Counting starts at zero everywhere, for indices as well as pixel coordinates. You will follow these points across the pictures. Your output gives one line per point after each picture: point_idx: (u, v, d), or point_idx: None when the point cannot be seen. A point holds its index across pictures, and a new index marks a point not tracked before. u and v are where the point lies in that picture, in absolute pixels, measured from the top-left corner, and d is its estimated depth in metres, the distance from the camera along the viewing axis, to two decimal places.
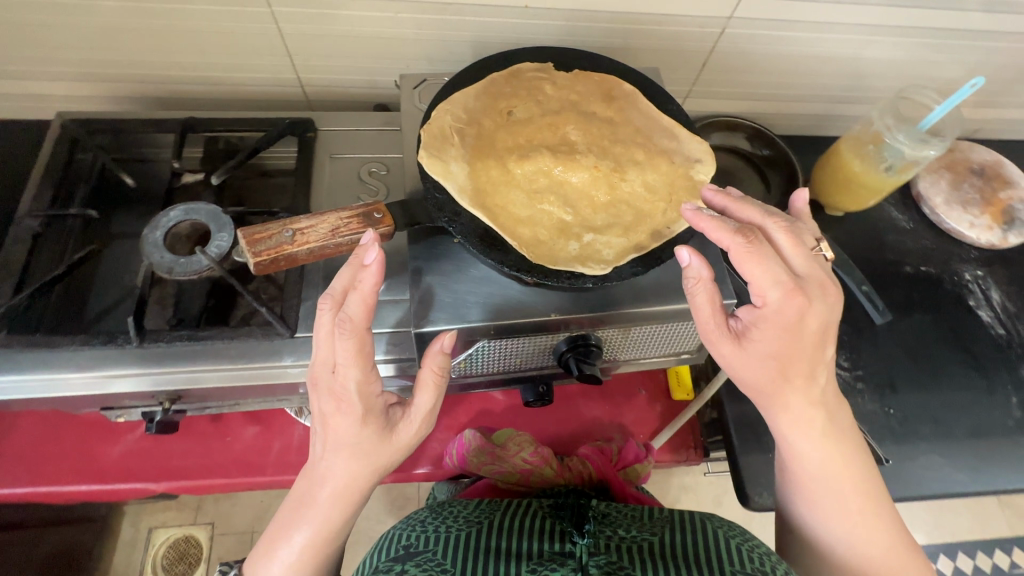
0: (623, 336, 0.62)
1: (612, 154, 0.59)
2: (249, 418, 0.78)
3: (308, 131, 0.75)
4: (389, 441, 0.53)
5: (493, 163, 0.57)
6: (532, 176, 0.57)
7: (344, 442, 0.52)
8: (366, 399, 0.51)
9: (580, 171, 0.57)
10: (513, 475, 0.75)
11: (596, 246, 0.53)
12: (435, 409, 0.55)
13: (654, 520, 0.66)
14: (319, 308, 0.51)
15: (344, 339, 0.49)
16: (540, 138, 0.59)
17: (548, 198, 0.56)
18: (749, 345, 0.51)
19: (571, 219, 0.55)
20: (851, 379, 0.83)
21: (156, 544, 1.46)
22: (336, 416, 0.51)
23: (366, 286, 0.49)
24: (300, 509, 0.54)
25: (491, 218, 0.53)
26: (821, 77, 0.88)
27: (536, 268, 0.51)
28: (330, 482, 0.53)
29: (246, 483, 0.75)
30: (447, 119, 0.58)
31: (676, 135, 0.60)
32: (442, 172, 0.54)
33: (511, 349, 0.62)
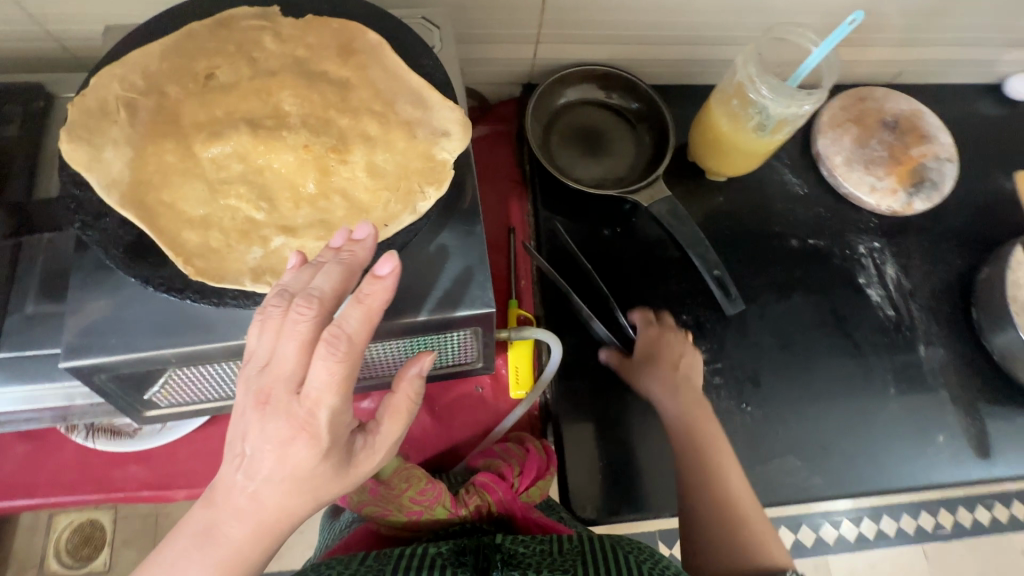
0: (362, 352, 0.51)
1: (337, 128, 0.46)
2: (20, 433, 0.70)
3: (35, 101, 0.62)
4: (343, 477, 0.41)
5: (171, 145, 0.44)
6: (222, 161, 0.45)
7: (284, 483, 0.38)
8: (336, 431, 0.38)
9: (282, 153, 0.45)
10: (399, 516, 0.68)
11: (284, 252, 0.43)
12: (398, 442, 0.45)
13: (564, 552, 0.60)
14: (296, 311, 0.37)
15: (334, 359, 0.36)
16: (244, 108, 0.46)
17: (238, 189, 0.44)
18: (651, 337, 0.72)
19: (262, 217, 0.44)
20: (707, 373, 0.74)
21: (59, 527, 1.43)
22: (287, 446, 0.37)
23: (376, 301, 0.38)
24: (196, 554, 0.39)
25: (145, 221, 0.41)
26: (690, 15, 0.73)
27: (192, 284, 0.41)
28: (250, 524, 0.39)
29: (17, 506, 0.68)
30: (114, 87, 0.45)
31: (424, 100, 0.48)
32: (85, 161, 0.42)
33: (221, 372, 0.51)
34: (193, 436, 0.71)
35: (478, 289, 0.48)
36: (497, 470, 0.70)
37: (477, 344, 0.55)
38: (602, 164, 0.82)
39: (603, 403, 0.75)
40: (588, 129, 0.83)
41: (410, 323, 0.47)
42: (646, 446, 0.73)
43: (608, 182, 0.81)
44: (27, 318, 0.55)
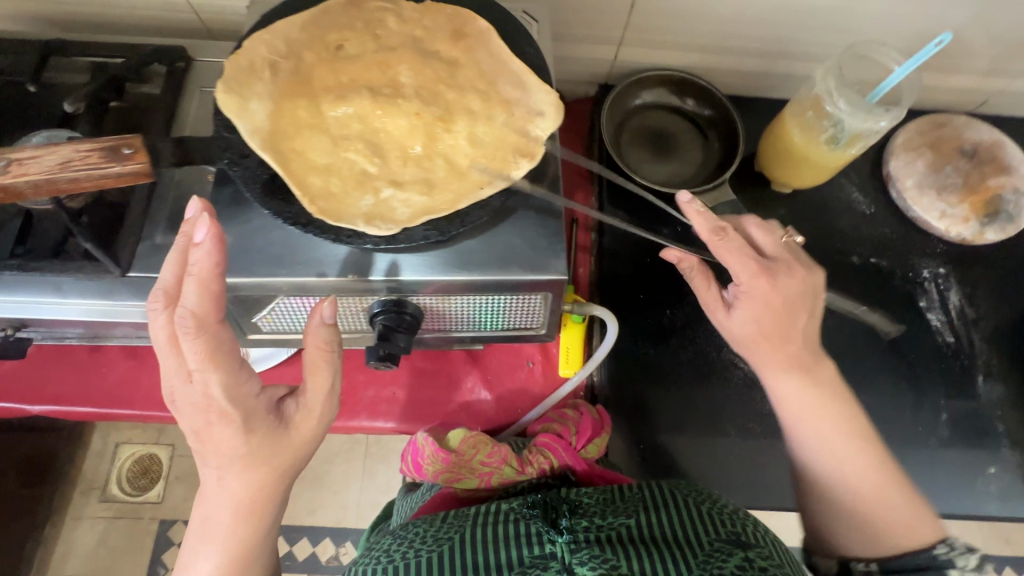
0: (447, 305, 0.57)
1: (444, 101, 0.52)
2: (126, 352, 0.79)
3: (177, 61, 0.71)
4: (280, 438, 0.54)
5: (304, 103, 0.51)
6: (345, 121, 0.52)
7: (230, 455, 0.52)
8: (241, 405, 0.51)
9: (397, 118, 0.51)
10: (473, 481, 0.73)
11: (391, 204, 0.49)
12: (332, 392, 0.56)
13: (625, 499, 0.65)
14: (152, 309, 0.50)
15: (191, 338, 0.48)
16: (366, 77, 0.53)
17: (356, 145, 0.51)
18: (735, 314, 0.57)
19: (375, 171, 0.50)
20: (753, 375, 0.76)
21: (122, 457, 1.56)
22: (212, 429, 0.51)
23: (203, 266, 0.47)
24: (208, 530, 0.55)
25: (280, 164, 0.48)
26: (773, 28, 0.76)
27: (314, 222, 0.47)
28: (229, 496, 0.54)
29: (117, 414, 0.77)
30: (261, 50, 0.52)
31: (523, 83, 0.53)
32: (236, 109, 0.49)
33: (324, 305, 0.57)
34: (269, 373, 0.77)
35: (551, 257, 0.52)
36: (556, 431, 0.74)
37: (545, 311, 0.59)
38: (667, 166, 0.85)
39: (648, 395, 0.75)
40: (656, 131, 0.87)
41: (497, 281, 0.52)
42: (688, 441, 0.74)
43: (671, 180, 0.84)
44: (157, 246, 0.63)
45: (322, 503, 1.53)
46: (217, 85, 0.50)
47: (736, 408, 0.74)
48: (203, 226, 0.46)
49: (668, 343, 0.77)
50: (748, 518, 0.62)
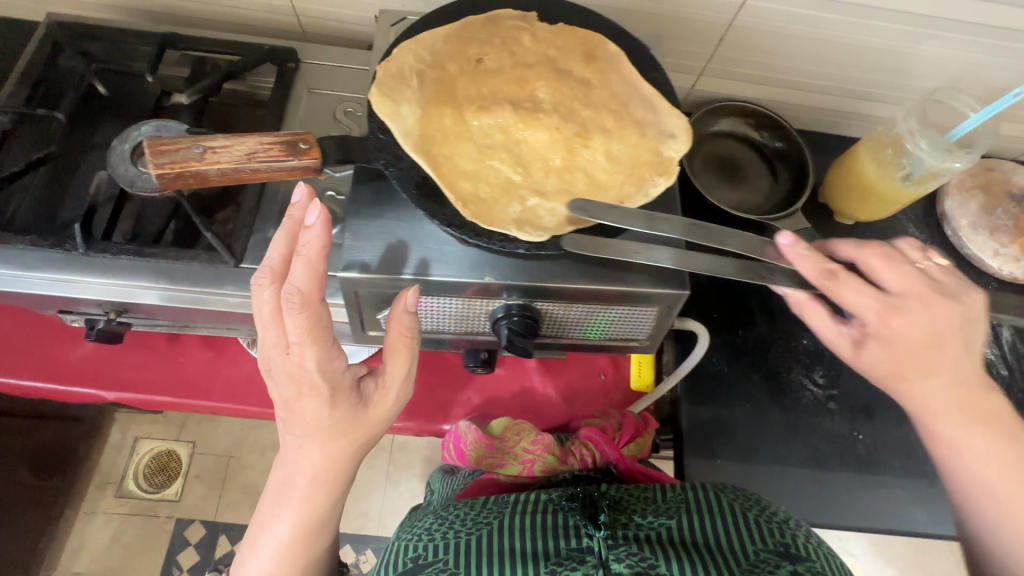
0: (565, 313, 0.59)
1: (579, 118, 0.56)
2: (204, 343, 0.79)
3: (288, 62, 0.73)
4: (363, 414, 0.53)
5: (450, 111, 0.54)
6: (488, 130, 0.55)
7: (314, 426, 0.52)
8: (331, 378, 0.51)
9: (538, 130, 0.55)
10: (514, 467, 0.77)
11: (538, 211, 0.51)
12: (408, 376, 0.55)
13: (669, 502, 0.66)
14: (260, 287, 0.51)
15: (296, 313, 0.49)
16: (506, 91, 0.57)
17: (500, 154, 0.54)
18: (863, 351, 0.55)
19: (519, 179, 0.53)
20: (822, 398, 0.78)
21: (140, 452, 1.52)
22: (301, 399, 0.51)
23: (312, 249, 0.50)
24: (285, 498, 0.55)
25: (432, 167, 0.50)
26: (849, 68, 0.81)
27: (469, 225, 0.49)
28: (307, 467, 0.53)
29: (192, 405, 0.77)
30: (409, 59, 0.54)
31: (654, 106, 0.55)
32: (390, 112, 0.50)
33: (446, 308, 0.59)
34: None
35: (673, 272, 0.55)
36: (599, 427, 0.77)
37: (653, 325, 0.60)
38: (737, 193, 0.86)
39: (725, 412, 0.77)
40: (728, 161, 0.88)
41: (623, 293, 0.55)
42: (763, 460, 0.75)
43: (739, 208, 0.86)
44: (268, 240, 0.64)
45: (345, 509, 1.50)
46: (370, 89, 0.51)
47: (806, 428, 0.77)
48: (319, 211, 0.49)
49: (741, 362, 0.80)
50: (798, 529, 0.61)
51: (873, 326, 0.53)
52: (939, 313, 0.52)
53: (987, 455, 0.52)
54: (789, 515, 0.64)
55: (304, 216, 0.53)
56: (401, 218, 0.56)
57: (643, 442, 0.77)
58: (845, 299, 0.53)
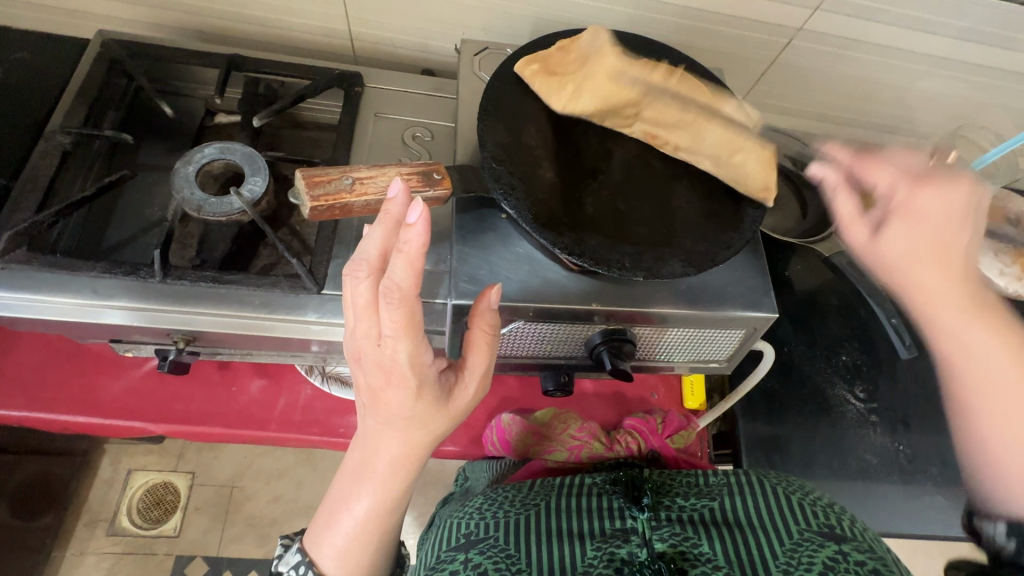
0: (657, 336, 0.61)
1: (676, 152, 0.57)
2: (256, 370, 0.76)
3: (355, 86, 0.73)
4: (444, 408, 0.51)
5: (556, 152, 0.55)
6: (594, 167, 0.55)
7: (397, 416, 0.50)
8: (419, 373, 0.48)
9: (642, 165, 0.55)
10: (562, 454, 0.76)
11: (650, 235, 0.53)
12: (488, 370, 0.53)
13: (711, 484, 0.67)
14: (354, 276, 0.46)
15: (393, 309, 0.44)
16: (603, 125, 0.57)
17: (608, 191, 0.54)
18: (886, 234, 0.55)
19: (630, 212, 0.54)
20: (863, 411, 0.82)
21: (134, 485, 1.43)
22: (387, 390, 0.48)
23: (413, 250, 0.42)
24: (362, 478, 0.55)
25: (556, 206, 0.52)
26: (874, 103, 0.88)
27: (588, 253, 0.50)
28: (387, 452, 0.53)
29: (246, 436, 0.74)
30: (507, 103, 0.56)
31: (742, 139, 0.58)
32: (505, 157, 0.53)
33: (542, 333, 0.60)
34: None
35: (762, 295, 0.58)
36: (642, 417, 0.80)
37: (735, 346, 0.63)
38: (773, 218, 0.91)
39: (777, 426, 0.80)
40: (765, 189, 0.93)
41: (719, 316, 0.57)
42: (817, 474, 0.78)
43: (774, 233, 0.90)
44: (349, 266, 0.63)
45: None
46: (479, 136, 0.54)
47: (853, 441, 0.80)
48: (423, 208, 0.41)
49: (790, 378, 0.83)
50: (840, 510, 0.62)
51: (895, 201, 0.56)
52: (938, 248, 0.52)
53: (987, 344, 0.50)
54: (831, 500, 0.64)
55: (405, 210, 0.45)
56: (504, 244, 0.57)
57: (688, 434, 0.80)
58: (870, 175, 0.59)
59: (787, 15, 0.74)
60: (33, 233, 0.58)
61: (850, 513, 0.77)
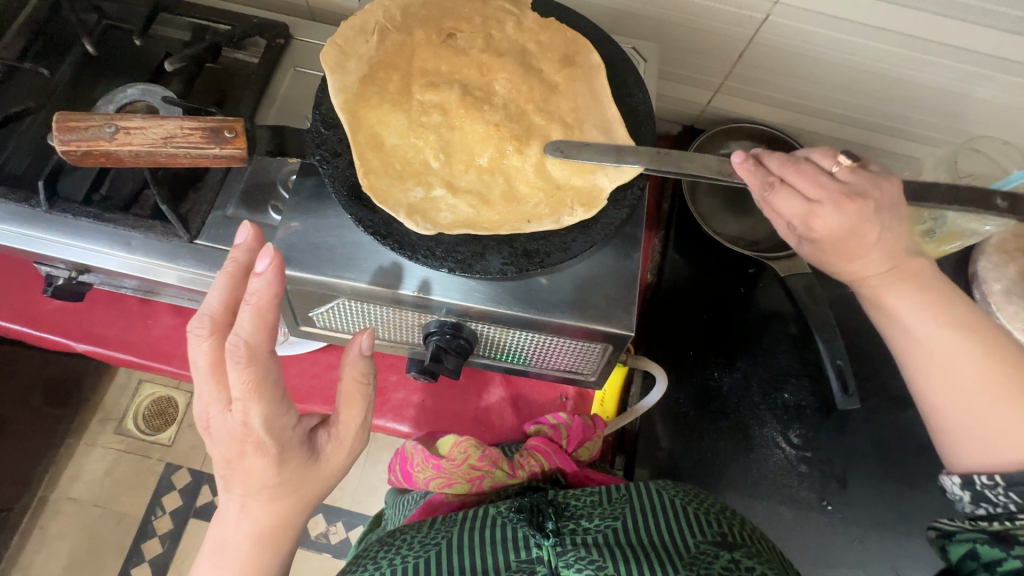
0: (505, 337, 0.55)
1: (529, 121, 0.51)
2: (174, 309, 0.80)
3: (277, 38, 0.72)
4: (313, 468, 0.52)
5: (396, 78, 0.51)
6: (428, 107, 0.51)
7: (258, 485, 0.49)
8: (278, 434, 0.49)
9: (476, 122, 0.50)
10: (464, 486, 0.69)
11: (438, 204, 0.48)
12: (363, 423, 0.55)
13: (613, 501, 0.62)
14: (198, 337, 0.48)
15: (241, 368, 0.45)
16: (463, 72, 0.52)
17: (428, 135, 0.50)
18: (822, 203, 0.46)
19: (435, 166, 0.50)
20: (793, 458, 0.72)
21: (141, 394, 1.60)
22: (246, 459, 0.48)
23: (264, 301, 0.46)
24: (223, 562, 0.51)
25: (351, 127, 0.48)
26: (882, 101, 0.72)
27: (396, 235, 0.46)
28: (251, 525, 0.51)
29: (155, 367, 0.79)
30: (376, 15, 0.52)
31: (611, 130, 0.50)
32: (333, 63, 0.49)
33: (376, 313, 0.55)
34: (303, 357, 0.77)
35: (621, 309, 0.51)
36: (545, 435, 0.72)
37: (601, 361, 0.56)
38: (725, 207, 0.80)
39: (683, 455, 0.72)
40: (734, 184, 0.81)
41: (567, 326, 0.51)
42: None
43: (724, 223, 0.80)
44: (227, 218, 0.64)
45: None
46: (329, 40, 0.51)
47: (769, 488, 0.71)
48: (273, 259, 0.45)
49: (711, 406, 0.74)
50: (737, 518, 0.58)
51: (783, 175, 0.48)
52: (858, 213, 0.46)
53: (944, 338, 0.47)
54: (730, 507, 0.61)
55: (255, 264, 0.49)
56: (335, 212, 0.52)
57: (593, 443, 0.74)
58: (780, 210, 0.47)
59: None
60: None
61: None
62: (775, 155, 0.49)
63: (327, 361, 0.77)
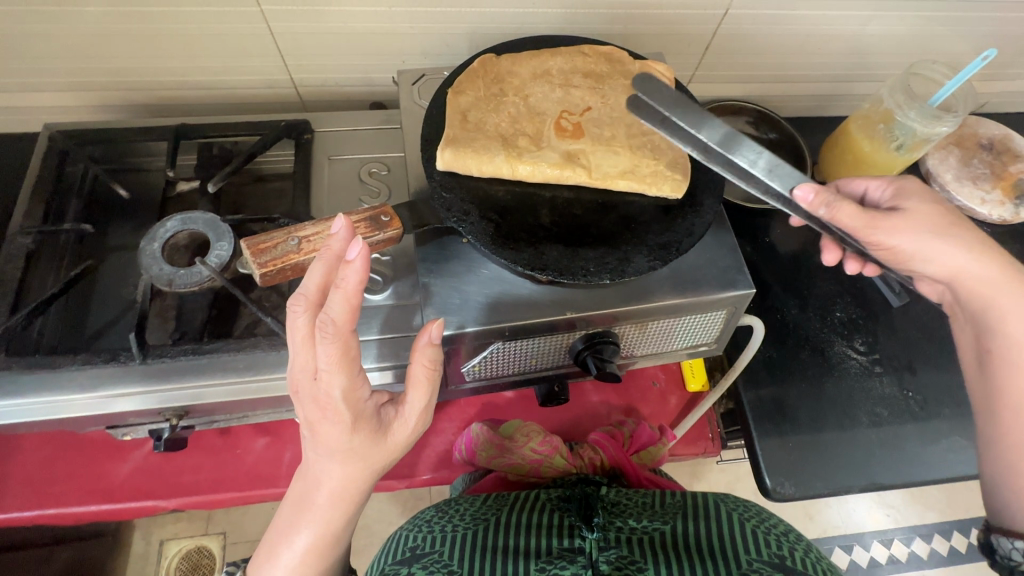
0: (640, 332, 0.60)
1: (620, 148, 0.56)
2: (258, 429, 0.77)
3: (304, 133, 0.73)
4: (383, 442, 0.52)
5: (495, 142, 0.54)
6: (529, 169, 0.53)
7: (336, 449, 0.50)
8: (354, 407, 0.49)
9: (575, 170, 0.53)
10: (523, 466, 0.75)
11: (558, 222, 0.52)
12: (429, 406, 0.54)
13: (664, 507, 0.68)
14: (290, 309, 0.47)
15: (328, 345, 0.45)
16: (553, 130, 0.56)
17: (532, 188, 0.54)
18: (935, 243, 0.61)
19: (545, 188, 0.54)
20: (867, 363, 0.82)
21: (168, 556, 1.43)
22: (322, 424, 0.49)
23: (349, 285, 0.45)
24: (303, 511, 0.54)
25: (475, 171, 0.52)
26: (824, 56, 0.87)
27: (551, 266, 0.49)
28: (328, 483, 0.53)
29: (256, 496, 0.74)
30: (469, 89, 0.57)
31: (686, 162, 0.56)
32: (448, 138, 0.53)
33: (524, 349, 0.59)
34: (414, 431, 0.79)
35: (736, 274, 0.58)
36: (609, 433, 0.79)
37: (721, 326, 0.62)
38: None
39: (782, 395, 0.79)
40: None
41: (699, 302, 0.57)
42: (831, 439, 0.77)
43: (733, 188, 0.90)
44: None
45: None
46: (431, 121, 0.57)
47: (860, 396, 0.80)
48: (360, 246, 0.45)
49: (785, 344, 0.82)
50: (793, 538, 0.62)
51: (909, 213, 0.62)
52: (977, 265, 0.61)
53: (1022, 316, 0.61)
54: (786, 529, 0.64)
55: (346, 246, 0.48)
56: (468, 270, 0.57)
57: (655, 450, 0.78)
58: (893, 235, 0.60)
59: None
60: (7, 336, 0.59)
61: (869, 470, 0.76)
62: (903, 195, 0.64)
63: None
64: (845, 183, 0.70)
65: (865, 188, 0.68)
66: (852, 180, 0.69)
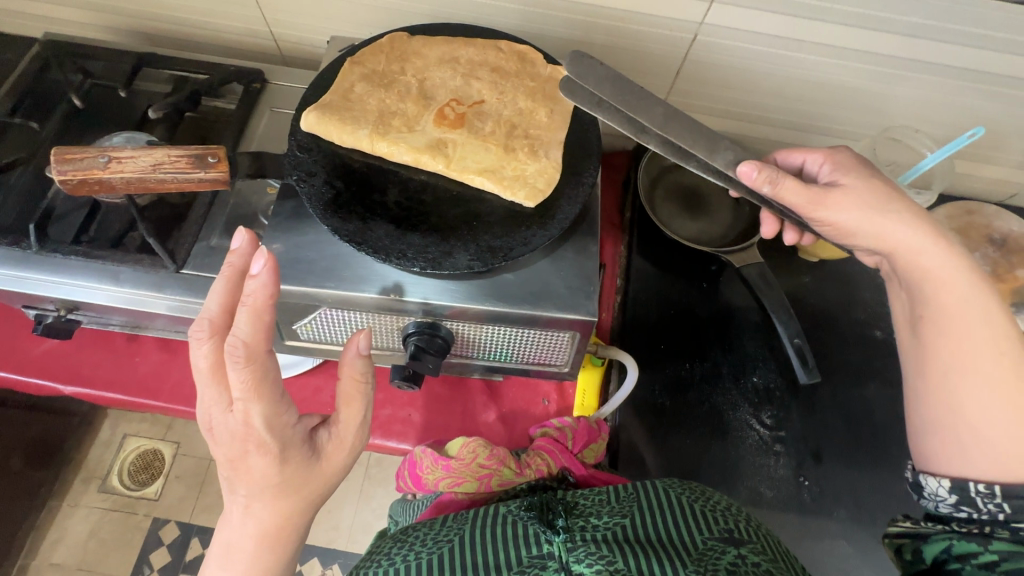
0: (477, 333, 0.59)
1: (494, 145, 0.55)
2: (160, 344, 0.82)
3: (254, 82, 0.78)
4: (314, 467, 0.52)
5: (369, 115, 0.55)
6: (388, 147, 0.53)
7: (263, 484, 0.49)
8: (279, 434, 0.49)
9: (434, 159, 0.53)
10: (472, 484, 0.68)
11: (399, 203, 0.53)
12: (364, 421, 0.55)
13: (621, 499, 0.59)
14: (197, 340, 0.48)
15: (239, 367, 0.46)
16: (432, 117, 0.56)
17: (393, 166, 0.55)
18: (875, 216, 0.55)
19: (404, 169, 0.54)
20: (767, 439, 0.75)
21: (126, 449, 1.57)
22: (246, 458, 0.48)
23: (258, 300, 0.46)
24: (229, 563, 0.50)
25: (337, 138, 0.54)
26: (811, 104, 0.80)
27: (370, 242, 0.50)
28: (255, 526, 0.51)
29: (141, 404, 0.80)
30: (368, 63, 0.59)
31: (554, 176, 0.54)
32: (323, 103, 0.55)
33: (358, 321, 0.60)
34: (293, 381, 0.79)
35: (584, 297, 0.55)
36: (551, 436, 0.72)
37: (572, 351, 0.60)
38: (683, 208, 0.86)
39: (662, 446, 0.75)
40: (685, 187, 0.87)
41: (535, 317, 0.55)
42: None
43: (683, 222, 0.85)
44: (211, 248, 0.68)
45: (317, 520, 1.47)
46: (324, 86, 0.58)
47: (747, 470, 0.74)
48: (264, 257, 0.46)
49: (684, 395, 0.77)
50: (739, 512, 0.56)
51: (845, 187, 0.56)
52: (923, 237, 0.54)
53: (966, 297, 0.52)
54: (730, 501, 0.59)
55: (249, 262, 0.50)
56: (316, 228, 0.58)
57: (598, 446, 0.72)
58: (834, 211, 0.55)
59: (686, 9, 0.69)
60: None
61: None
62: (844, 167, 0.58)
63: (315, 382, 0.79)
64: (783, 157, 0.65)
65: (803, 160, 0.64)
66: (789, 153, 0.64)
